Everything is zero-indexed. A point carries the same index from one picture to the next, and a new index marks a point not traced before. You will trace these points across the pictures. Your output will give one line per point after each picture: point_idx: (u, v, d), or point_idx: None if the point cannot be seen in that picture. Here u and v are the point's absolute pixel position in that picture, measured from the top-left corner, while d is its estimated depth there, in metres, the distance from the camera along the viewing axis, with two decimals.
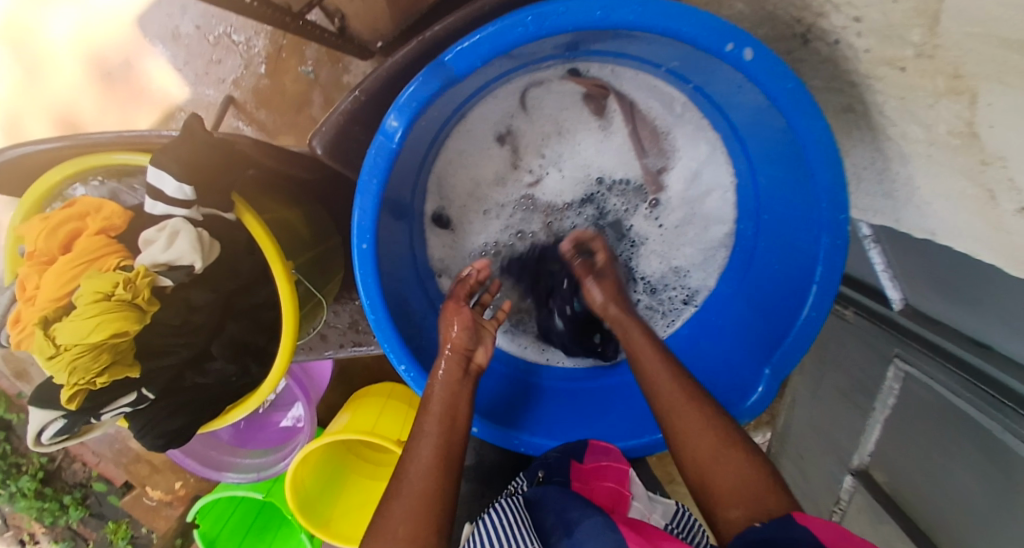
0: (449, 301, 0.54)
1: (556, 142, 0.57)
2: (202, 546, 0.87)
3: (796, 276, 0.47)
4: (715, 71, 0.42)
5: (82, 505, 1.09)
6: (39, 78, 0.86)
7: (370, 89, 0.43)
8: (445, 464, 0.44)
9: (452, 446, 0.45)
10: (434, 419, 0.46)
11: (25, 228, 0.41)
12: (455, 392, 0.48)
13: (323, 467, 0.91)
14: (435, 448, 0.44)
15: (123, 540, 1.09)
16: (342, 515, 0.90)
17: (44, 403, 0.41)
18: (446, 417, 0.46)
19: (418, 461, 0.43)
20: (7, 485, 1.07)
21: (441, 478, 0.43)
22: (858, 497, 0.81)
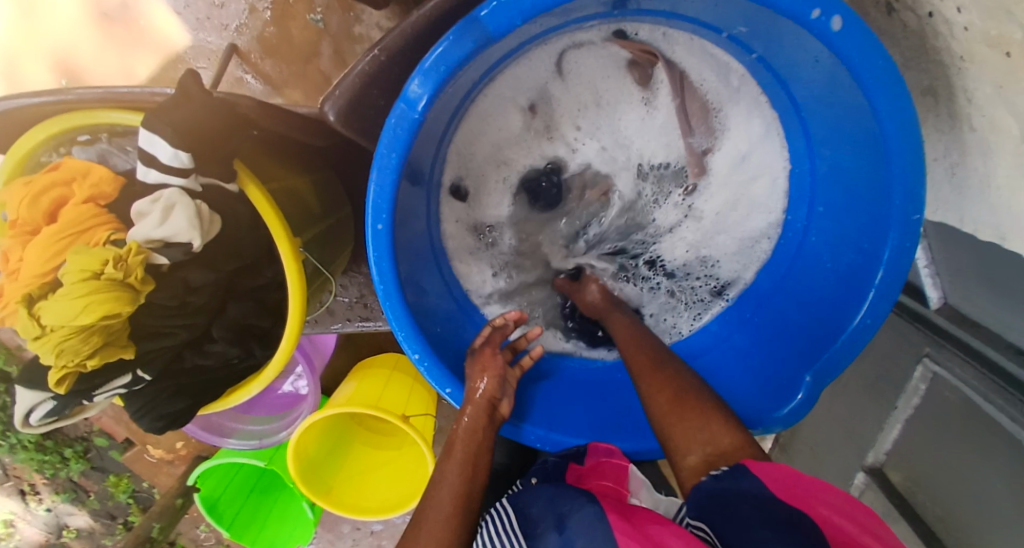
0: (483, 346, 0.51)
1: (596, 113, 0.52)
2: (204, 509, 0.87)
3: (855, 274, 0.43)
4: (791, 40, 0.38)
5: (83, 459, 1.09)
6: (27, 12, 0.80)
7: (391, 48, 0.38)
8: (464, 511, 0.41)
9: (471, 493, 0.42)
10: (457, 464, 0.43)
11: (5, 192, 0.36)
12: (479, 432, 0.45)
13: (326, 436, 0.90)
14: (454, 496, 0.41)
15: (124, 494, 1.10)
16: (344, 485, 0.90)
17: (31, 383, 0.37)
18: (468, 461, 0.44)
19: (436, 507, 0.40)
20: (7, 437, 1.06)
21: (460, 528, 0.39)
22: (870, 493, 0.80)
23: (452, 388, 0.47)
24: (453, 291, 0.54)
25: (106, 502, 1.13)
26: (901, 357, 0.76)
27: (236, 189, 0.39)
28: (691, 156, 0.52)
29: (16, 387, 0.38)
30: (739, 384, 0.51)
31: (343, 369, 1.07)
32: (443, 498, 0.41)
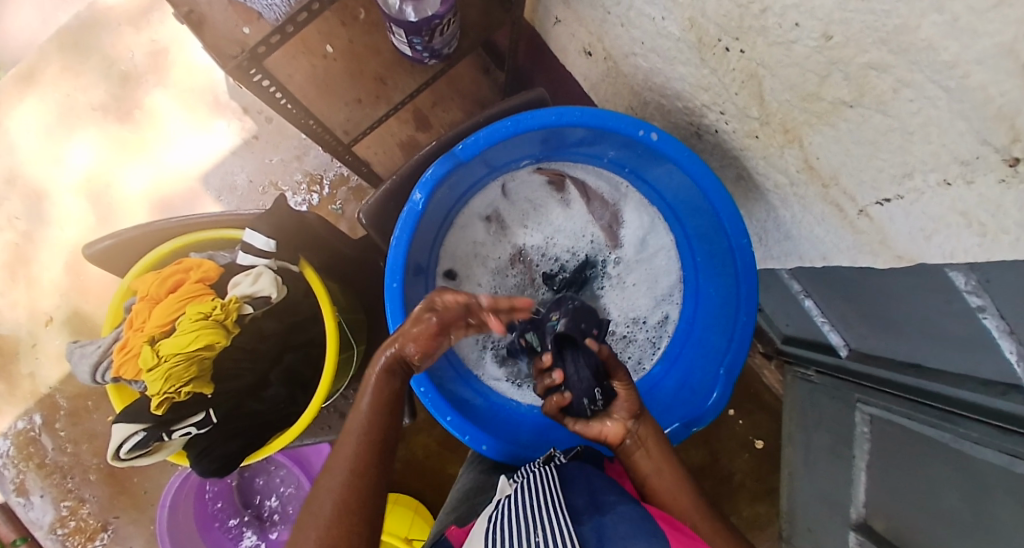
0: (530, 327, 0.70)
1: (536, 216, 0.75)
2: None
3: (728, 290, 0.64)
4: (642, 155, 0.64)
5: None
6: (110, 222, 1.11)
7: (402, 175, 0.62)
8: (375, 452, 0.49)
9: (380, 440, 0.50)
10: (365, 416, 0.51)
11: (139, 281, 0.53)
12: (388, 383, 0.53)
13: None
14: (361, 443, 0.49)
15: None
16: None
17: (129, 420, 0.50)
18: (383, 402, 0.52)
19: (347, 457, 0.48)
20: None
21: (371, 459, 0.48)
22: None
23: (451, 415, 0.62)
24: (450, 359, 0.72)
25: None
26: (843, 410, 0.87)
27: (296, 271, 0.58)
28: (607, 230, 0.75)
29: (114, 426, 0.50)
30: (685, 396, 0.68)
31: None
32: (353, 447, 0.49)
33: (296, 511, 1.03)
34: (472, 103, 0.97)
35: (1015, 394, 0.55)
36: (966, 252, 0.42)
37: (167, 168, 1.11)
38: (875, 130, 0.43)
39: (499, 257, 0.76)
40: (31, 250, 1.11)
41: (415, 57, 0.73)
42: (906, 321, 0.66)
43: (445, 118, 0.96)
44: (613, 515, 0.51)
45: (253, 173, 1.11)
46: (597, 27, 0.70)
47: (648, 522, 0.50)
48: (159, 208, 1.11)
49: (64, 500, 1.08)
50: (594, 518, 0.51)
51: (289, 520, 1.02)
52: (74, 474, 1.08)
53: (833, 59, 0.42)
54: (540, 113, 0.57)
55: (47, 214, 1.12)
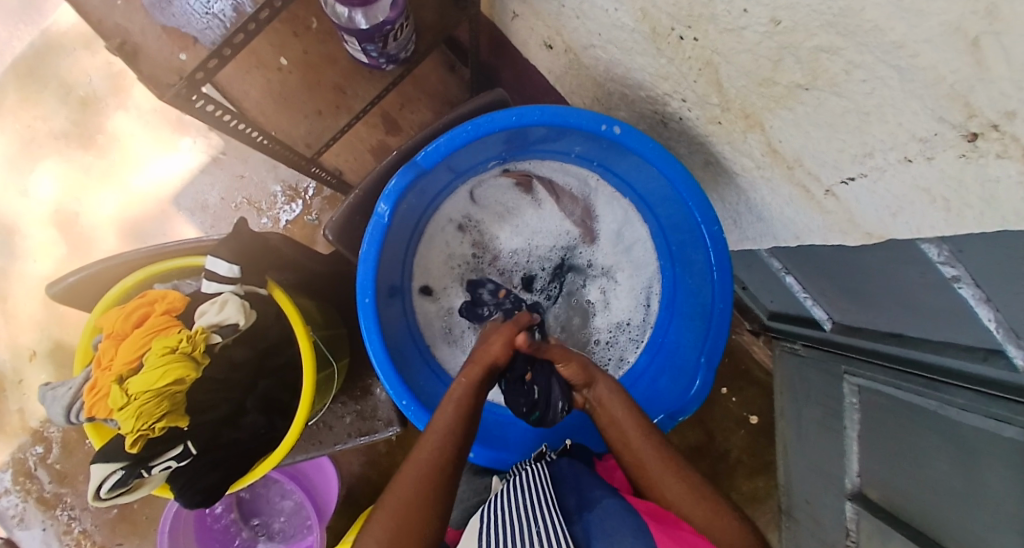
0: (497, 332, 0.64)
1: (509, 220, 0.74)
2: None
3: (704, 279, 0.64)
4: (609, 150, 0.63)
5: None
6: (84, 252, 1.09)
7: (366, 188, 0.61)
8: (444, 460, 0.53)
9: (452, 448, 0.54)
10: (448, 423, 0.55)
11: (104, 318, 0.52)
12: (468, 399, 0.58)
13: None
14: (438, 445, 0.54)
15: None
16: None
17: (106, 461, 0.49)
18: (460, 413, 0.56)
19: (423, 457, 0.53)
20: None
21: (440, 474, 0.52)
22: (864, 522, 0.77)
23: None
24: (433, 368, 0.71)
25: None
26: (831, 384, 0.87)
27: (265, 293, 0.58)
28: (582, 225, 0.73)
29: (92, 466, 0.49)
30: (667, 386, 0.68)
31: (345, 526, 1.08)
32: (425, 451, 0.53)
33: (302, 522, 1.03)
34: (441, 103, 0.97)
35: (995, 357, 0.55)
36: (932, 228, 0.42)
37: (136, 192, 1.10)
38: (831, 112, 0.43)
39: (472, 263, 0.74)
40: (8, 286, 1.09)
41: (372, 64, 0.71)
42: (885, 293, 0.66)
43: (414, 119, 0.96)
44: (601, 511, 0.51)
45: (225, 190, 1.09)
46: (554, 20, 0.69)
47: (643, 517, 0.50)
48: (132, 232, 1.10)
49: (65, 531, 1.08)
50: (583, 517, 0.50)
51: (300, 525, 1.03)
52: (73, 505, 1.07)
53: (784, 44, 0.41)
54: (498, 115, 0.56)
55: (20, 249, 1.10)
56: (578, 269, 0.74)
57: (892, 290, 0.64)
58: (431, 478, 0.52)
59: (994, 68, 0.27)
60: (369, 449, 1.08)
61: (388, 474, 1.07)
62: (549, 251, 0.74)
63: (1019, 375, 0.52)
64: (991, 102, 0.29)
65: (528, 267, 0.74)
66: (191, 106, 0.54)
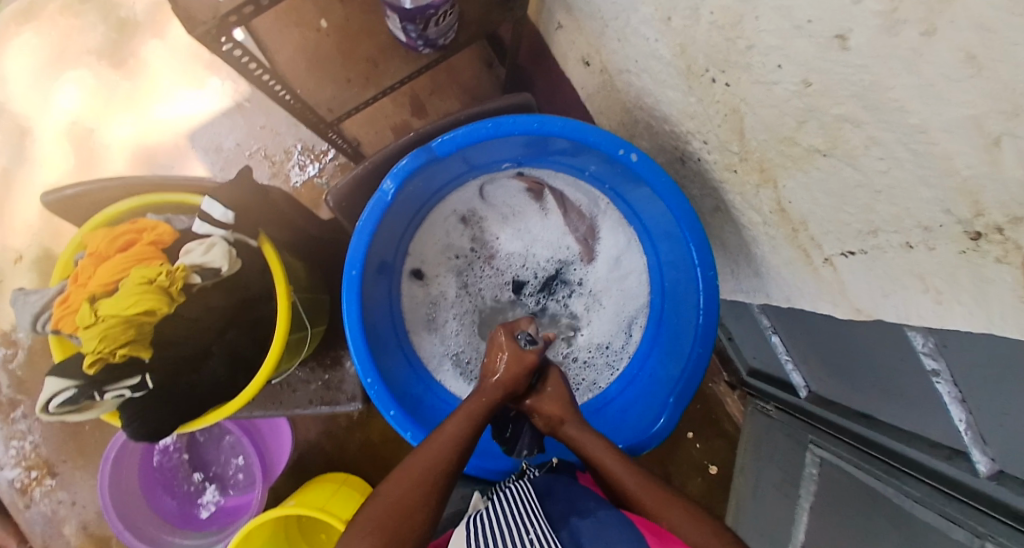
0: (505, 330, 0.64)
1: (513, 222, 0.73)
2: None
3: (691, 323, 0.63)
4: (621, 173, 0.63)
5: None
6: (92, 168, 1.09)
7: (377, 161, 0.61)
8: (456, 460, 0.54)
9: (464, 446, 0.55)
10: (464, 418, 0.56)
11: (91, 237, 0.53)
12: (483, 408, 0.58)
13: None
14: (448, 448, 0.54)
15: None
16: None
17: (62, 375, 0.48)
18: (472, 418, 0.57)
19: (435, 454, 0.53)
20: None
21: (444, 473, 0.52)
22: None
23: (394, 410, 0.60)
24: (407, 353, 0.70)
25: None
26: (796, 450, 0.87)
27: (254, 245, 0.58)
28: (582, 244, 0.72)
29: (47, 378, 0.49)
30: (631, 419, 0.67)
31: (289, 492, 1.07)
32: (421, 464, 0.52)
33: (249, 475, 1.01)
34: (470, 96, 0.99)
35: (960, 459, 0.54)
36: (920, 316, 0.41)
37: (155, 120, 1.10)
38: (844, 183, 0.43)
39: (467, 257, 0.73)
40: (11, 188, 1.09)
41: (410, 44, 0.72)
42: (864, 370, 0.65)
43: (442, 107, 0.98)
44: (595, 520, 0.50)
45: (242, 137, 1.09)
46: (596, 38, 0.69)
47: (631, 526, 0.50)
48: (144, 158, 1.09)
49: (12, 440, 1.07)
50: (572, 522, 0.50)
51: (251, 482, 1.01)
52: (27, 416, 1.07)
53: (810, 106, 0.41)
54: (522, 119, 0.57)
55: (32, 152, 1.09)
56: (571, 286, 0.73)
57: (868, 365, 0.64)
58: (436, 475, 0.52)
59: (1008, 171, 0.27)
60: (330, 421, 1.08)
61: (343, 448, 1.07)
62: (547, 263, 0.73)
63: (980, 482, 0.51)
64: (1000, 204, 0.29)
65: (519, 273, 0.73)
66: (219, 46, 0.54)
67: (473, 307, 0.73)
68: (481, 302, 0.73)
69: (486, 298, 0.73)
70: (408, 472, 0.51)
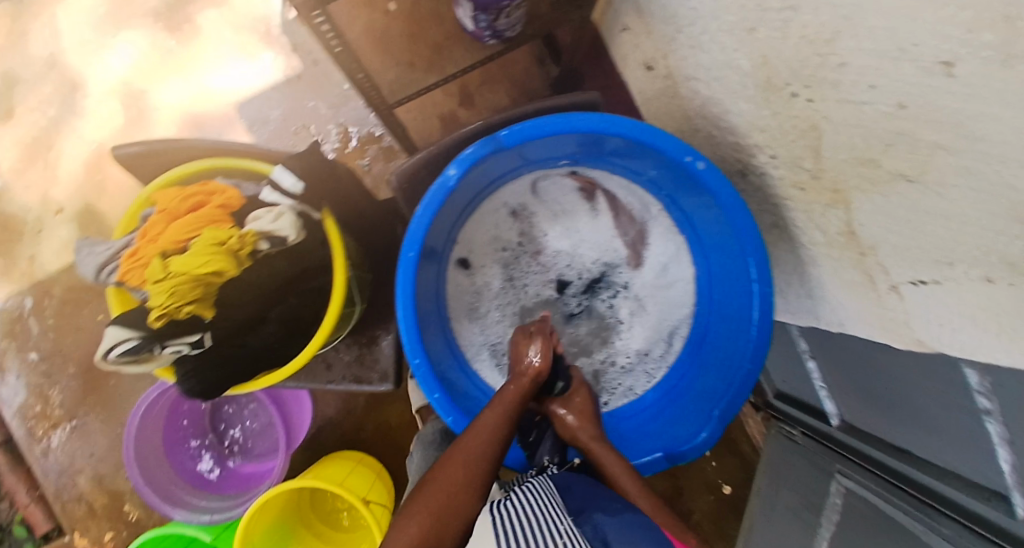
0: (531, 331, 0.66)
1: (562, 220, 0.72)
2: None
3: (740, 338, 0.62)
4: (682, 179, 0.62)
5: None
6: (140, 127, 1.09)
7: (443, 146, 0.62)
8: (496, 451, 0.55)
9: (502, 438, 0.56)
10: (497, 411, 0.58)
11: (161, 195, 0.54)
12: (513, 403, 0.60)
13: (277, 525, 0.95)
14: (489, 440, 0.55)
15: None
16: None
17: (126, 326, 0.49)
18: (506, 412, 0.59)
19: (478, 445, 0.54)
20: None
21: (486, 463, 0.53)
22: None
23: (438, 393, 0.61)
24: (449, 341, 0.71)
25: None
26: (819, 478, 0.85)
27: (317, 219, 0.58)
28: (630, 249, 0.72)
29: (109, 327, 0.50)
30: (670, 428, 0.66)
31: (303, 465, 1.09)
32: (465, 453, 0.53)
33: (266, 431, 1.02)
34: (521, 91, 0.99)
35: (999, 501, 0.52)
36: (987, 351, 0.41)
37: (204, 86, 1.10)
38: (925, 210, 0.43)
39: (513, 251, 0.73)
40: (55, 137, 1.09)
41: (476, 33, 0.72)
42: (909, 401, 0.64)
43: (491, 99, 0.99)
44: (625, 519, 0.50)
45: (289, 111, 1.10)
46: (665, 42, 0.68)
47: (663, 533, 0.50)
48: (192, 124, 1.10)
49: (38, 387, 1.09)
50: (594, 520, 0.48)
51: (251, 453, 1.02)
52: (53, 366, 1.09)
53: (902, 129, 0.41)
54: (592, 117, 0.57)
55: (82, 106, 1.09)
56: (615, 289, 0.73)
57: (916, 398, 0.63)
58: (480, 463, 0.53)
59: None
60: (350, 398, 1.09)
61: (360, 427, 1.08)
62: (593, 265, 0.73)
63: (1016, 524, 0.47)
64: None
65: (563, 273, 0.73)
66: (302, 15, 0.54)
67: (515, 301, 0.73)
68: (524, 297, 0.73)
69: (530, 294, 0.73)
70: (454, 461, 0.52)
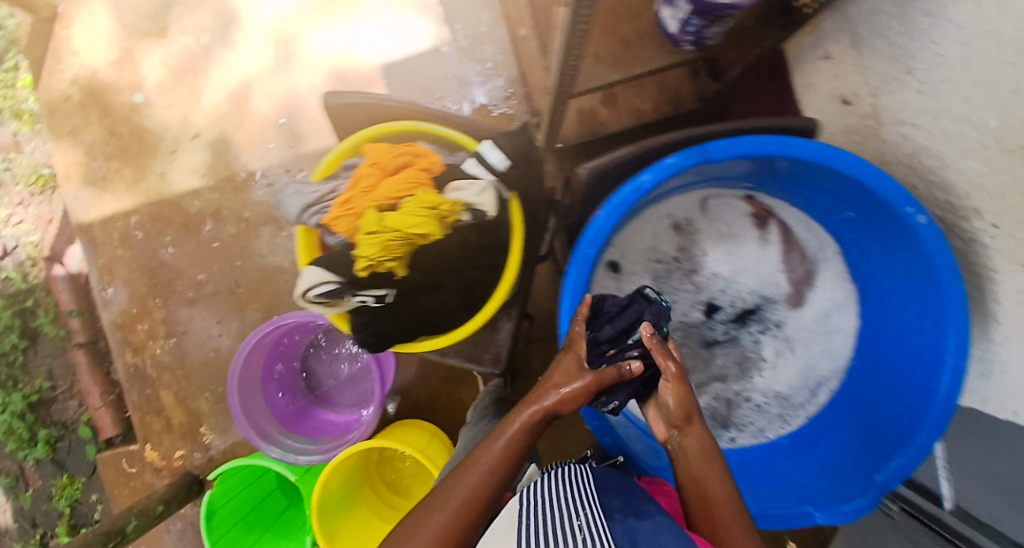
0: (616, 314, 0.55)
1: (726, 243, 0.70)
2: (205, 512, 0.95)
3: (914, 404, 0.59)
4: (886, 226, 0.59)
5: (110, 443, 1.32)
6: (286, 70, 1.11)
7: (642, 147, 0.60)
8: (508, 467, 0.48)
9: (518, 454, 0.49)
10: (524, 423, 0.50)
11: (372, 148, 0.56)
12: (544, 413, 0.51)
13: (348, 478, 0.99)
14: (501, 456, 0.48)
15: (69, 496, 1.33)
16: (347, 533, 0.97)
17: (326, 269, 0.53)
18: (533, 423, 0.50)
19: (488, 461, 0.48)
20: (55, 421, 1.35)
21: (495, 485, 0.47)
22: None
23: None
24: None
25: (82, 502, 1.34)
26: None
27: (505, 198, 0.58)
28: (794, 287, 0.70)
29: (309, 267, 0.53)
30: (814, 480, 0.64)
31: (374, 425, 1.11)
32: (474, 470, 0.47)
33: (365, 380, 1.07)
34: (666, 101, 0.98)
35: None
36: None
37: (350, 42, 1.10)
38: None
39: (667, 264, 0.71)
40: (205, 63, 1.11)
41: (675, 37, 0.68)
42: None
43: (634, 103, 0.99)
44: None
45: (429, 79, 1.10)
46: (879, 82, 0.64)
47: None
48: (336, 78, 1.11)
49: (145, 297, 1.14)
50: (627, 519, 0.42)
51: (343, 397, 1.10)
52: (162, 281, 1.13)
53: None
54: (811, 144, 0.55)
55: (235, 39, 1.11)
56: (767, 325, 0.71)
57: None
58: (489, 485, 0.47)
59: None
60: (431, 370, 1.10)
61: (435, 400, 1.10)
62: (751, 296, 0.71)
63: None
64: None
65: (715, 296, 0.71)
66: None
67: (662, 315, 0.71)
68: (671, 313, 0.71)
69: (678, 311, 0.71)
70: (459, 479, 0.46)
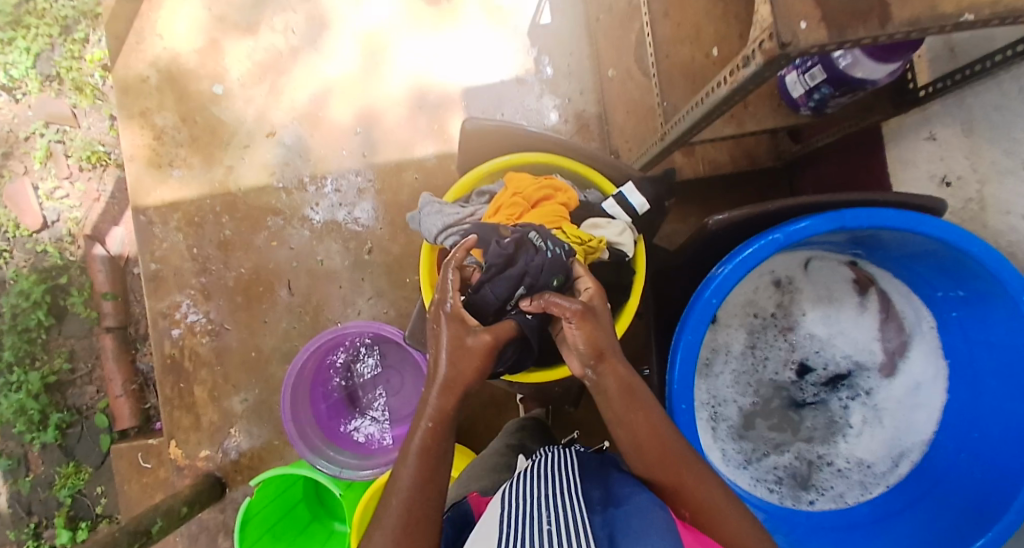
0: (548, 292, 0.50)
1: (825, 305, 0.74)
2: (241, 519, 0.89)
3: (1006, 487, 0.59)
4: (995, 309, 0.60)
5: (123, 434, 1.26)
6: (369, 80, 1.11)
7: (771, 208, 0.61)
8: (437, 446, 0.47)
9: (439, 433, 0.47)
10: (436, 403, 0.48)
11: (517, 178, 0.62)
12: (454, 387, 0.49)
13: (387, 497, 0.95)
14: (425, 440, 0.46)
15: (71, 486, 1.26)
16: None
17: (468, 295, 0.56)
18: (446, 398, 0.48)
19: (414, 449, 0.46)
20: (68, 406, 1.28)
21: (434, 467, 0.45)
22: None
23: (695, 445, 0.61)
24: None
25: (85, 495, 1.27)
26: None
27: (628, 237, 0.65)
28: (887, 356, 0.73)
29: None
30: None
31: None
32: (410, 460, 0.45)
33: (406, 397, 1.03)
34: (743, 155, 1.01)
35: None
36: None
37: (437, 59, 1.12)
38: None
39: (767, 319, 0.75)
40: (289, 64, 1.12)
41: (797, 100, 0.69)
42: None
43: (711, 154, 1.01)
44: None
45: (506, 105, 1.11)
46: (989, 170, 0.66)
47: None
48: (418, 96, 1.12)
49: (193, 288, 1.12)
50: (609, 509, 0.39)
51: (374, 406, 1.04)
52: (214, 273, 1.11)
53: None
54: (943, 225, 0.55)
55: (323, 44, 1.12)
56: (856, 390, 0.74)
57: None
58: (430, 469, 0.45)
59: None
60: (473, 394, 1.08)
61: (472, 426, 1.07)
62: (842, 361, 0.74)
63: None
64: None
65: (806, 354, 0.75)
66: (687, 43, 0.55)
67: (756, 365, 0.75)
68: (763, 365, 0.75)
69: (769, 362, 0.75)
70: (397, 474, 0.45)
